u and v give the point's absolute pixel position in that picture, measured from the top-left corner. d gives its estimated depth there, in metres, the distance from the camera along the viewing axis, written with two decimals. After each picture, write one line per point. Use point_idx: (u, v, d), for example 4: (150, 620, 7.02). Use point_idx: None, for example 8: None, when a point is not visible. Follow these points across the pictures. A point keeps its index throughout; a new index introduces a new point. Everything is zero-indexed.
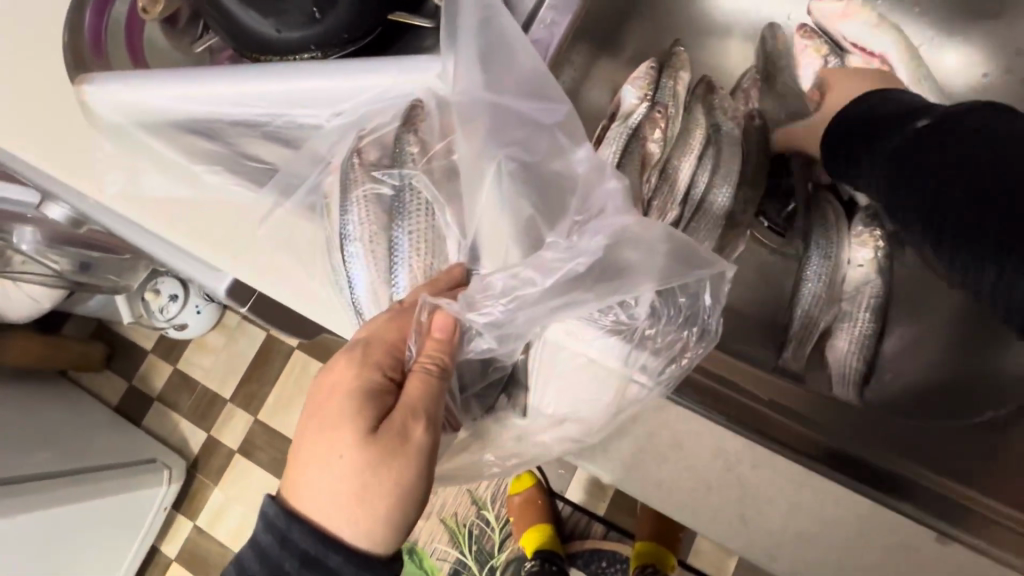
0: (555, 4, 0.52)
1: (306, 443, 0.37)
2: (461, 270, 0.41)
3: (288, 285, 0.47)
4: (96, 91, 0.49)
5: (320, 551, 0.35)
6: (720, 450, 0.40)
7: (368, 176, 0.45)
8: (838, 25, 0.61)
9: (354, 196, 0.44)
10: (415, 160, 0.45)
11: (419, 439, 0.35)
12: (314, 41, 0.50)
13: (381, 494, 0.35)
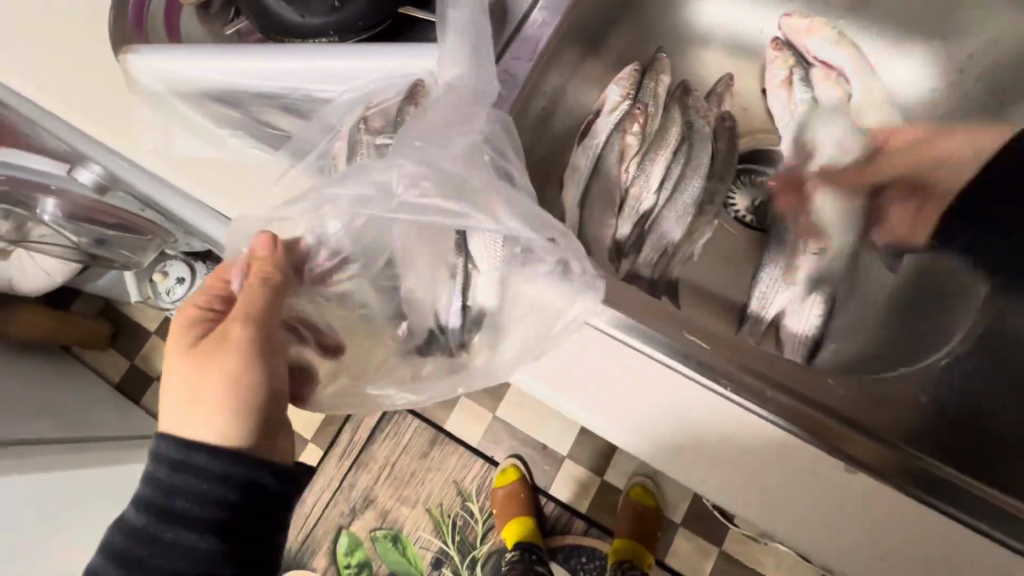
0: (547, 7, 0.59)
1: (171, 362, 0.43)
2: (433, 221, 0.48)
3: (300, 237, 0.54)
4: (140, 60, 0.55)
5: (187, 451, 0.40)
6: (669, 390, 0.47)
7: (373, 144, 0.52)
8: (805, 39, 0.68)
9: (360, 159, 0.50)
10: None
11: (237, 334, 0.42)
12: (333, 27, 0.56)
13: (215, 385, 0.41)
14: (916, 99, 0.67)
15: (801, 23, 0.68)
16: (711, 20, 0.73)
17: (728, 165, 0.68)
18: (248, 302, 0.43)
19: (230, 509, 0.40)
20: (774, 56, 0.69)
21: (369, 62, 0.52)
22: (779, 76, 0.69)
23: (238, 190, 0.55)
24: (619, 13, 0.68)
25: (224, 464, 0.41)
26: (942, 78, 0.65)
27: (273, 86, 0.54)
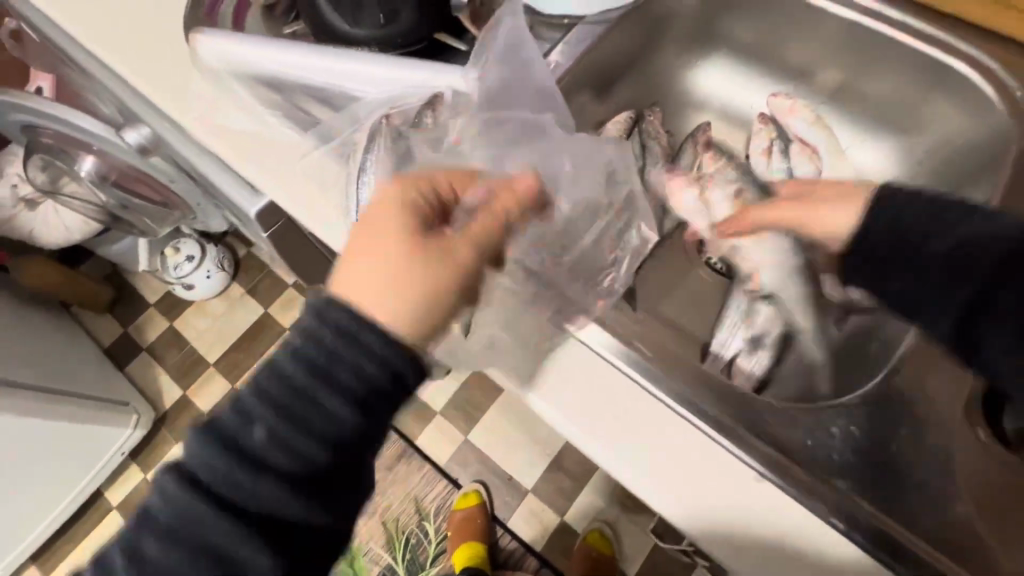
0: (561, 55, 0.70)
1: (397, 253, 0.48)
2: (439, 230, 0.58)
3: (303, 207, 0.60)
4: (206, 40, 0.65)
5: (317, 417, 0.43)
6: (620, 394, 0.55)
7: (391, 134, 0.60)
8: (788, 118, 0.76)
9: (379, 145, 0.59)
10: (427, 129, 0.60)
11: (458, 258, 0.49)
12: (374, 41, 0.66)
13: (419, 284, 0.47)
14: (882, 180, 0.74)
15: (784, 102, 0.77)
16: (707, 89, 0.82)
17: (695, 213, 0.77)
18: (442, 262, 0.48)
19: (321, 464, 0.44)
20: (758, 129, 0.77)
21: (398, 73, 0.61)
22: (760, 149, 0.77)
23: (262, 160, 0.63)
24: (625, 69, 0.77)
25: (325, 379, 0.43)
26: (904, 167, 0.73)
27: (313, 78, 0.63)
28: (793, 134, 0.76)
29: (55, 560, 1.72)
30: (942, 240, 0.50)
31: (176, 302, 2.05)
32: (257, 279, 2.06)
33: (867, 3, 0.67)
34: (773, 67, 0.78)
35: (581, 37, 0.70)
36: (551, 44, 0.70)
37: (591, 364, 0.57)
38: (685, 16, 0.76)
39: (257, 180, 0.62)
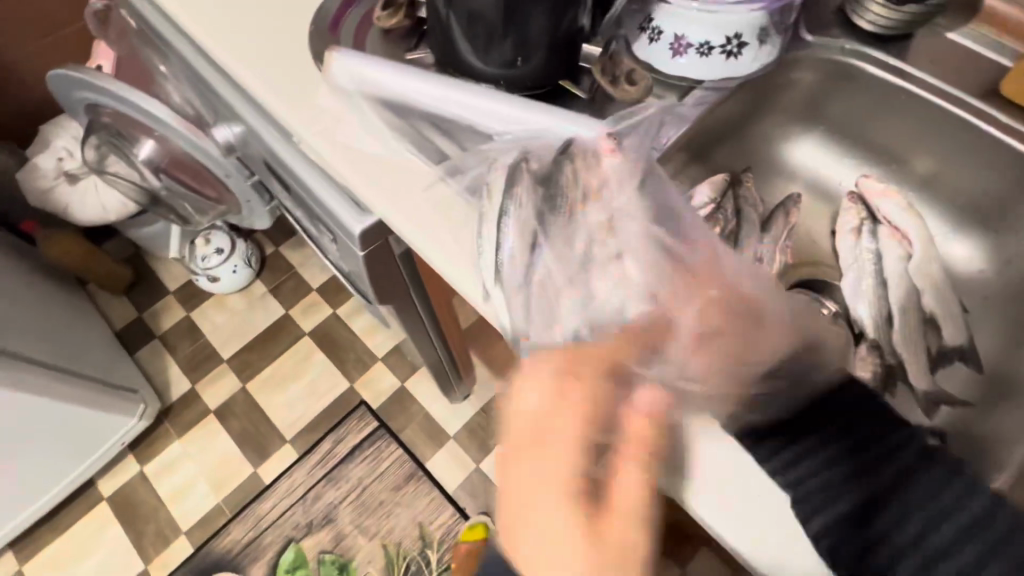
0: (673, 119, 0.71)
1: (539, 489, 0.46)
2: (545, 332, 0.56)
3: (422, 235, 0.60)
4: (339, 58, 0.65)
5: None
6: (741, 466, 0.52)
7: (522, 174, 0.59)
8: (879, 201, 0.78)
9: (509, 184, 0.58)
10: (557, 176, 0.58)
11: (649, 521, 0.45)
12: (503, 78, 0.69)
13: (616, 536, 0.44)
14: (969, 272, 0.76)
15: (878, 185, 0.78)
16: (799, 161, 0.84)
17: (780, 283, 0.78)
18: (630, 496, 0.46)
19: None
20: (848, 208, 0.80)
21: (531, 115, 0.63)
22: (849, 228, 0.79)
23: (382, 183, 0.64)
24: (727, 133, 0.79)
25: None
26: (991, 262, 0.74)
27: (444, 109, 0.64)
28: (883, 216, 0.78)
29: (35, 548, 1.64)
30: (888, 462, 0.47)
31: (196, 293, 2.01)
32: (280, 280, 2.04)
33: (978, 105, 0.70)
34: (866, 149, 0.81)
35: (698, 100, 0.72)
36: (668, 103, 0.72)
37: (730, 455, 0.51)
38: (793, 91, 0.78)
39: (377, 204, 0.63)
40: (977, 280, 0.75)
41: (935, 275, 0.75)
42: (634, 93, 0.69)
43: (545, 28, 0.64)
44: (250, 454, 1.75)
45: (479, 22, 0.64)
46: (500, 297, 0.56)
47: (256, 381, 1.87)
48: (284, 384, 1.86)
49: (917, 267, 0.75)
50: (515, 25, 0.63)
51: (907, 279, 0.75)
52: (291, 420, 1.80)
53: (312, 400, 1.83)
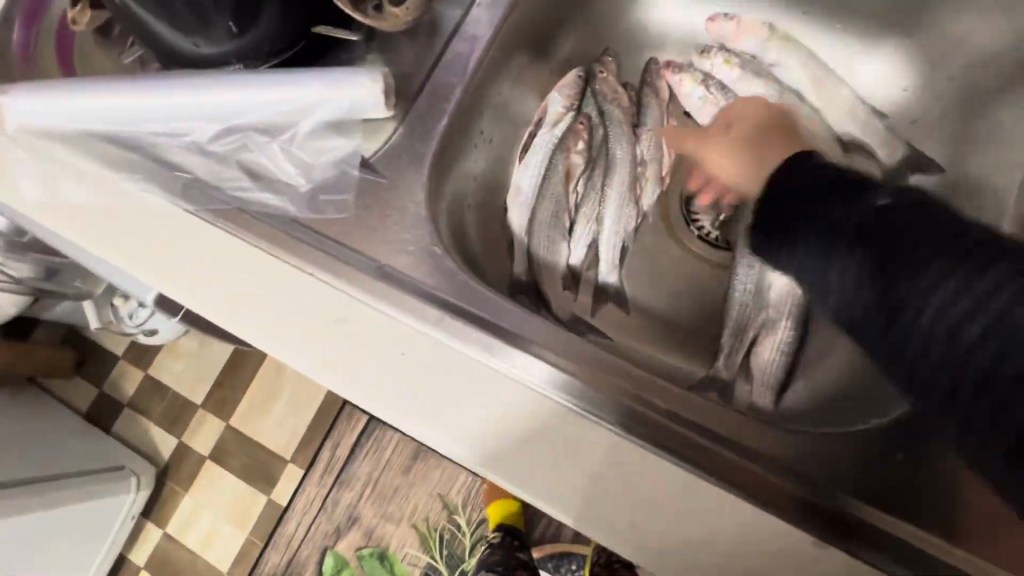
0: (481, 19, 0.54)
1: None
2: (216, 216, 0.48)
3: (324, 365, 0.48)
4: (10, 100, 0.48)
5: None
6: (246, 256, 0.48)
7: (310, 203, 0.48)
8: (734, 43, 0.64)
9: (304, 225, 0.48)
10: (345, 198, 0.49)
11: None
12: (234, 55, 0.51)
13: None
14: (889, 99, 0.61)
15: (731, 26, 0.64)
16: (656, 22, 0.68)
17: (675, 178, 0.66)
18: None
19: None
20: (711, 62, 0.64)
21: (268, 99, 0.47)
22: (699, 98, 0.63)
23: (319, 338, 0.48)
24: (560, 19, 0.63)
25: None
26: (918, 73, 0.60)
27: (194, 132, 0.49)
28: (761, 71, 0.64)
29: None
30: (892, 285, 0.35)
31: (144, 350, 1.91)
32: None
33: None
34: None
35: None
36: (465, 6, 0.54)
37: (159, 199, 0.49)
38: None
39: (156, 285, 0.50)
40: (901, 100, 0.61)
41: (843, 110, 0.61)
42: (404, 15, 0.51)
43: None
44: (260, 485, 1.74)
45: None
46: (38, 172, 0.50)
47: (237, 415, 1.81)
48: (265, 409, 1.79)
49: (826, 112, 0.62)
50: None
51: (815, 124, 0.61)
52: (284, 441, 1.76)
53: (296, 417, 1.77)
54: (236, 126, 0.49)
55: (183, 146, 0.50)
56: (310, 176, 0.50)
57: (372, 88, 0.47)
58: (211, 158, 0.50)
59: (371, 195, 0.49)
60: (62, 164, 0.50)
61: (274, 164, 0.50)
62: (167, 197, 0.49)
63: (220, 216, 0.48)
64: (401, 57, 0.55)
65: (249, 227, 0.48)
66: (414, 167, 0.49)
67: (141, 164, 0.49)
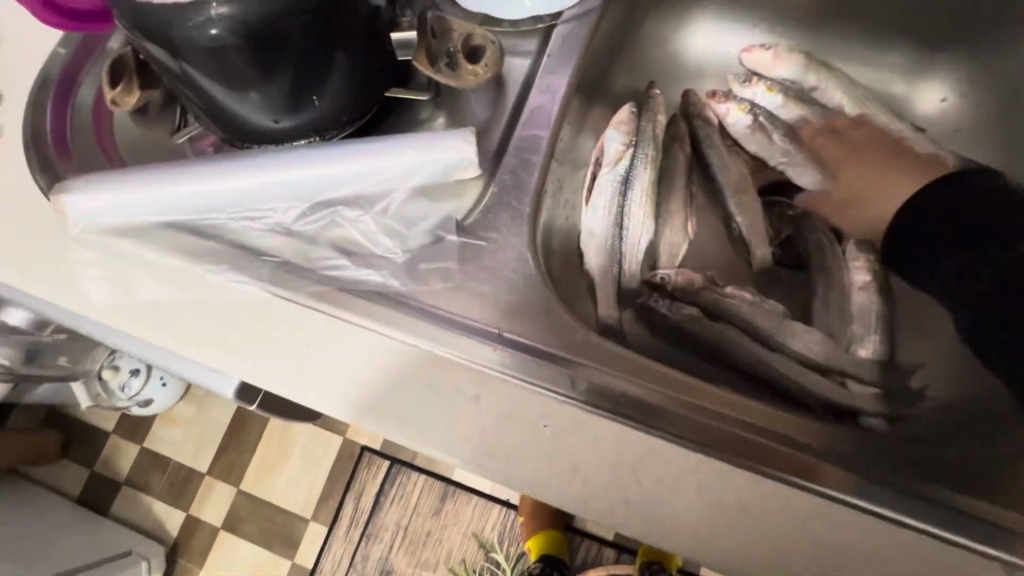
0: (551, 68, 0.54)
1: None
2: (312, 297, 0.45)
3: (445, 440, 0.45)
4: (73, 200, 0.44)
5: None
6: (349, 337, 0.45)
7: (411, 273, 0.46)
8: (772, 73, 0.66)
9: (409, 298, 0.45)
10: (449, 262, 0.47)
11: None
12: (312, 127, 0.49)
13: None
14: (927, 110, 0.65)
15: (766, 56, 0.66)
16: (695, 53, 0.69)
17: None
18: None
19: None
20: (754, 88, 0.65)
21: (360, 170, 0.45)
22: (747, 126, 0.64)
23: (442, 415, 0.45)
24: (612, 59, 0.63)
25: None
26: (955, 83, 0.63)
27: (280, 212, 0.47)
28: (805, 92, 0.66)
29: None
30: None
31: (138, 421, 1.79)
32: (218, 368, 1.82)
33: None
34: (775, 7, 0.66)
35: (569, 41, 0.54)
36: (533, 58, 0.54)
37: (247, 287, 0.46)
38: None
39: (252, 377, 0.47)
40: (941, 110, 0.64)
41: (891, 123, 0.64)
42: (483, 71, 0.50)
43: (323, 39, 0.43)
44: (281, 550, 1.64)
45: (247, 81, 0.43)
46: (114, 274, 0.47)
47: (247, 478, 1.71)
48: (277, 469, 1.70)
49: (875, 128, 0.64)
50: (286, 62, 0.43)
51: (867, 139, 0.64)
52: (303, 499, 1.67)
53: (313, 472, 1.68)
54: (323, 202, 0.47)
55: (266, 228, 0.47)
56: (405, 244, 0.48)
57: (467, 148, 0.46)
58: (299, 238, 0.47)
59: (474, 259, 0.47)
60: (139, 262, 0.47)
61: (365, 236, 0.48)
62: (255, 283, 0.46)
63: (317, 298, 0.45)
64: (474, 113, 0.54)
65: (354, 309, 0.45)
66: (514, 226, 0.48)
67: (224, 253, 0.47)
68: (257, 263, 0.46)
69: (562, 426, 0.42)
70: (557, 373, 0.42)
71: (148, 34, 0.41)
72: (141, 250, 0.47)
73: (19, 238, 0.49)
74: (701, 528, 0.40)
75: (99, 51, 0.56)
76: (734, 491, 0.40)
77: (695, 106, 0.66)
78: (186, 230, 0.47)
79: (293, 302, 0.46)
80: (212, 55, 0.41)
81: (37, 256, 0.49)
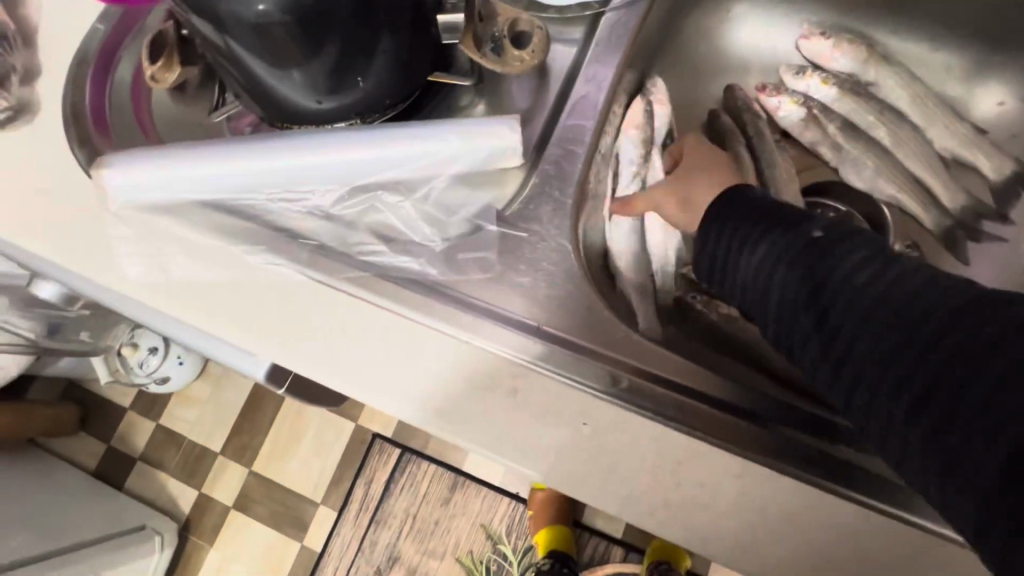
0: (597, 57, 0.52)
1: None
2: (349, 283, 0.45)
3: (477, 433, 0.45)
4: (112, 176, 0.44)
5: None
6: (385, 324, 0.45)
7: (451, 261, 0.46)
8: (829, 63, 0.63)
9: (448, 288, 0.44)
10: (489, 251, 0.46)
11: None
12: (353, 109, 0.48)
13: None
14: (982, 113, 0.62)
15: (824, 46, 0.63)
16: (741, 46, 0.67)
17: None
18: None
19: None
20: (806, 80, 0.63)
21: (402, 154, 0.44)
22: (798, 119, 0.62)
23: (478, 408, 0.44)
24: (656, 50, 0.62)
25: None
26: (1014, 86, 0.60)
27: (318, 195, 0.46)
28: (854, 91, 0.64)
29: None
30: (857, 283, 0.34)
31: (154, 398, 1.81)
32: None
33: None
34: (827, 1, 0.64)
35: (617, 30, 0.53)
36: (579, 46, 0.53)
37: (284, 270, 0.46)
38: None
39: (285, 361, 0.46)
40: (997, 114, 0.61)
41: (943, 125, 0.61)
42: (530, 58, 0.49)
43: (371, 18, 0.42)
44: (291, 531, 1.66)
45: (293, 60, 0.42)
46: (151, 252, 0.47)
47: (260, 460, 1.72)
48: (289, 452, 1.72)
49: (925, 131, 0.62)
50: (334, 41, 0.42)
51: (917, 141, 0.62)
52: (313, 483, 1.68)
53: (324, 457, 1.69)
54: (363, 185, 0.46)
55: (303, 210, 0.47)
56: (444, 231, 0.47)
57: (513, 136, 0.44)
58: (337, 222, 0.47)
59: (514, 250, 0.46)
60: (176, 241, 0.47)
61: (407, 220, 0.47)
62: (292, 266, 0.45)
63: (355, 283, 0.45)
64: (516, 101, 0.52)
65: (392, 296, 0.44)
66: (555, 218, 0.47)
67: (261, 235, 0.46)
68: (294, 247, 0.46)
69: (601, 425, 0.41)
70: (598, 371, 0.41)
71: (198, 9, 0.40)
72: (178, 229, 0.47)
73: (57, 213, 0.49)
74: (741, 535, 0.39)
75: (139, 25, 0.55)
76: (777, 501, 0.38)
77: (739, 101, 0.64)
78: (223, 211, 0.47)
79: (330, 287, 0.45)
80: (260, 32, 0.40)
81: (74, 231, 0.49)
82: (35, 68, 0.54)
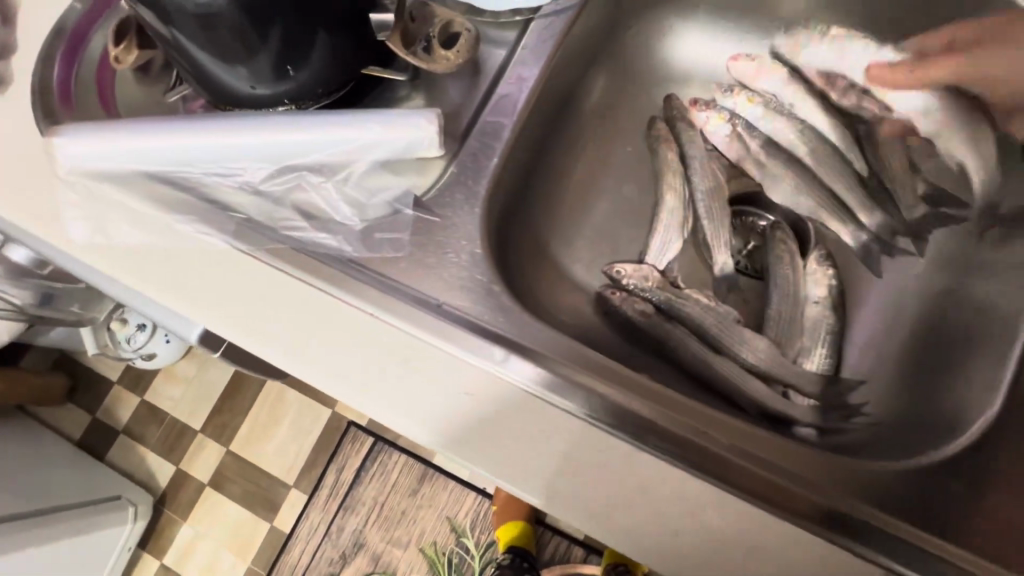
0: (524, 60, 0.56)
1: None
2: (269, 254, 0.48)
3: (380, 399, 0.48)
4: (60, 144, 0.48)
5: None
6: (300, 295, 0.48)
7: (366, 240, 0.49)
8: (756, 82, 0.67)
9: (360, 264, 0.48)
10: (402, 234, 0.50)
11: None
12: (287, 96, 0.52)
13: None
14: None
15: (749, 66, 0.66)
16: (684, 58, 0.70)
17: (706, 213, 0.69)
18: None
19: None
20: (735, 99, 0.66)
21: (325, 139, 0.47)
22: (725, 134, 0.65)
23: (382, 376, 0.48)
24: (595, 58, 0.65)
25: None
26: None
27: (249, 173, 0.50)
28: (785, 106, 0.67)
29: None
30: None
31: (140, 374, 1.87)
32: None
33: None
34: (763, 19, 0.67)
35: (544, 35, 0.57)
36: (509, 49, 0.56)
37: (212, 238, 0.49)
38: None
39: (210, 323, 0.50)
40: None
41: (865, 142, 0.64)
42: (454, 58, 0.53)
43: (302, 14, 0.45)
44: (261, 511, 1.70)
45: (229, 49, 0.46)
46: (96, 216, 0.51)
47: (237, 439, 1.77)
48: (266, 434, 1.76)
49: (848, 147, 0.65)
50: (267, 33, 0.45)
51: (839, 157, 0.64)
52: (286, 466, 1.72)
53: (299, 441, 1.73)
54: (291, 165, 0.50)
55: (237, 187, 0.51)
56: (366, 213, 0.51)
57: (428, 128, 0.48)
58: (267, 198, 0.51)
59: (426, 233, 0.49)
60: (119, 206, 0.51)
61: (332, 202, 0.51)
62: (220, 236, 0.49)
63: (274, 255, 0.48)
64: (448, 96, 0.56)
65: (307, 269, 0.48)
66: (467, 206, 0.50)
67: (194, 206, 0.50)
68: (223, 219, 0.49)
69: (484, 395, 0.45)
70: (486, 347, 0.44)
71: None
72: (122, 196, 0.51)
73: (17, 176, 0.54)
74: None
75: (109, 9, 0.60)
76: None
77: (675, 110, 0.67)
78: (164, 182, 0.51)
79: (252, 258, 0.49)
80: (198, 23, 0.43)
81: (30, 194, 0.53)
82: (11, 44, 0.59)
